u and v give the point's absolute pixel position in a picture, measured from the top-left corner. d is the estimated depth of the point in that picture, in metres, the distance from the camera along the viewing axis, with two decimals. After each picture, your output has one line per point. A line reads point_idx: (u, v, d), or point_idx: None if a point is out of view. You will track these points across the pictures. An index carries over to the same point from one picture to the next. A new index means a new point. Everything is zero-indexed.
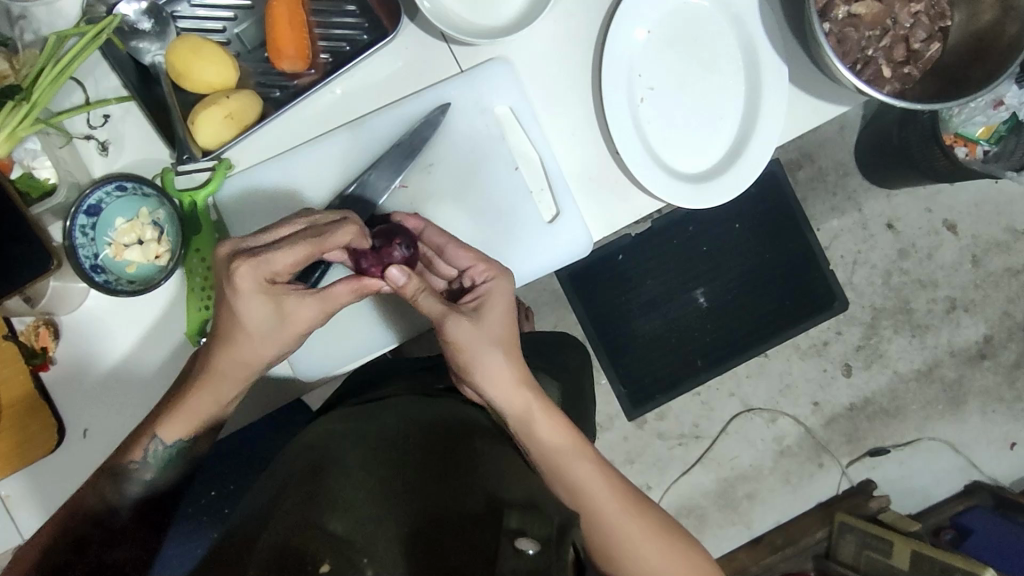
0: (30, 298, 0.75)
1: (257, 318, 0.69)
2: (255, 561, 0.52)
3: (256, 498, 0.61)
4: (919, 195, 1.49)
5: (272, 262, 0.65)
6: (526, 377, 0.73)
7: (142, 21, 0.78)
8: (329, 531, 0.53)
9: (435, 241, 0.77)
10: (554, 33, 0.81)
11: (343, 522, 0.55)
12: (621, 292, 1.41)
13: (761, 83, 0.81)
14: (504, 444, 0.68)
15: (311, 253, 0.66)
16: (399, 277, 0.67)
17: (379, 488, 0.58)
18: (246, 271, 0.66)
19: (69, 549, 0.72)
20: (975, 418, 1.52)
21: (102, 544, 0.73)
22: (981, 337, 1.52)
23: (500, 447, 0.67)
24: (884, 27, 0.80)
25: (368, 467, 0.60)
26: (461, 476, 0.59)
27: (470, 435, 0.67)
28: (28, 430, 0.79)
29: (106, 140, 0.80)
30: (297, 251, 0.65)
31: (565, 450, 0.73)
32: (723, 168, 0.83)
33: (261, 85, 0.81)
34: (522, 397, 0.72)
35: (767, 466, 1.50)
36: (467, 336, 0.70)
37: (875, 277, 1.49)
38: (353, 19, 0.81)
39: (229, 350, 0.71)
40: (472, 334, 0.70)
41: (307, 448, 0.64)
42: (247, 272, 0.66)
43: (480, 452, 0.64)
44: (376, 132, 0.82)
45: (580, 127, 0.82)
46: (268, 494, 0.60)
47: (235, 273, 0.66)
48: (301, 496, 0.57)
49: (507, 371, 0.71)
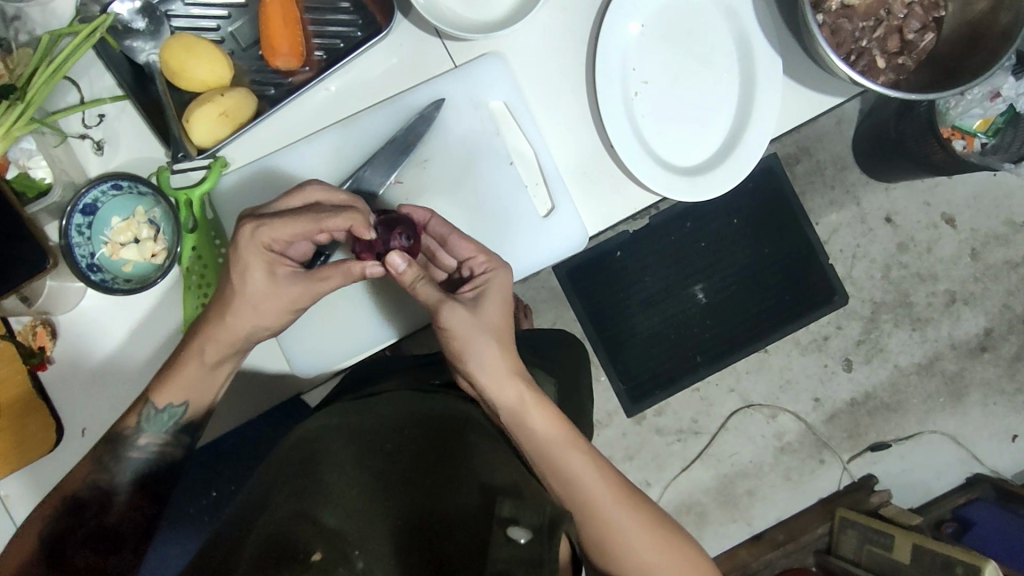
0: (26, 298, 0.75)
1: (255, 292, 0.71)
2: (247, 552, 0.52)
3: (249, 491, 0.62)
4: (917, 189, 1.49)
5: (270, 227, 0.68)
6: (518, 367, 0.72)
7: (136, 20, 0.78)
8: (321, 524, 0.54)
9: (439, 231, 0.77)
10: (548, 28, 0.81)
11: (334, 515, 0.55)
12: (620, 288, 1.41)
13: (755, 75, 0.81)
14: (497, 439, 0.68)
15: (309, 227, 0.68)
16: (398, 264, 0.67)
17: (373, 483, 0.59)
18: (246, 233, 0.69)
19: (69, 513, 0.73)
20: (976, 411, 1.52)
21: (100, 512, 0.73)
22: (981, 330, 1.52)
23: (494, 441, 0.68)
24: (878, 18, 0.80)
25: (361, 461, 0.60)
26: (455, 467, 0.60)
27: (465, 428, 0.67)
28: (26, 429, 0.80)
29: (101, 139, 0.80)
30: (296, 223, 0.68)
31: (558, 444, 0.71)
32: (718, 162, 0.83)
33: (256, 83, 0.81)
34: (515, 387, 0.71)
35: (767, 462, 1.50)
36: (463, 324, 0.70)
37: (874, 271, 1.49)
38: (347, 16, 0.81)
39: (224, 335, 0.73)
40: (468, 322, 0.71)
41: (300, 441, 0.64)
42: (247, 233, 0.69)
43: (474, 443, 0.64)
44: (370, 129, 0.82)
45: (575, 122, 0.82)
46: (261, 486, 0.61)
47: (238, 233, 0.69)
48: (292, 488, 0.57)
49: (499, 359, 0.71)
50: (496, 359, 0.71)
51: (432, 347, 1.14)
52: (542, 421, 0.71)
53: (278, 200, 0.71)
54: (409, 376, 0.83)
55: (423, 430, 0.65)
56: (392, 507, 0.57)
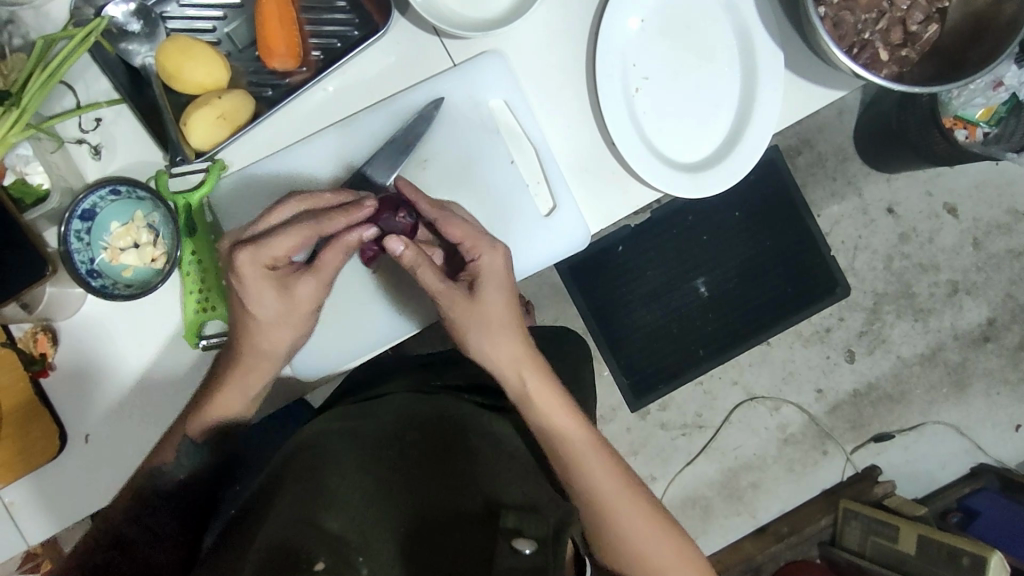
0: (27, 304, 0.75)
1: (268, 308, 0.72)
2: (249, 562, 0.51)
3: (257, 492, 0.62)
4: (919, 178, 1.48)
5: (271, 247, 0.68)
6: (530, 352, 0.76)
7: (131, 22, 0.77)
8: (325, 529, 0.53)
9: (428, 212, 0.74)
10: (548, 26, 0.80)
11: (339, 521, 0.54)
12: (622, 283, 1.40)
13: (757, 69, 0.80)
14: (503, 441, 0.68)
15: (310, 233, 0.69)
16: (396, 246, 0.68)
17: (376, 489, 0.58)
18: (246, 259, 0.68)
19: (108, 547, 0.67)
20: (979, 400, 1.52)
21: (143, 541, 0.68)
22: (984, 320, 1.51)
23: (498, 443, 0.67)
24: (881, 10, 0.80)
25: (365, 467, 0.60)
26: (459, 475, 0.59)
27: (470, 430, 0.67)
28: (28, 434, 0.79)
29: (98, 143, 0.79)
30: (296, 234, 0.68)
31: (565, 431, 0.74)
32: (721, 157, 0.82)
33: (253, 84, 0.81)
34: (522, 373, 0.75)
35: (772, 455, 1.50)
36: (472, 315, 0.73)
37: (877, 263, 1.49)
38: (344, 16, 0.80)
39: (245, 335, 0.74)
40: (470, 307, 0.73)
41: (305, 445, 0.64)
42: (247, 259, 0.68)
43: (480, 446, 0.64)
44: (369, 130, 0.81)
45: (575, 118, 0.81)
46: (266, 489, 0.60)
47: (235, 260, 0.68)
48: (299, 492, 0.57)
49: (508, 347, 0.74)
50: (499, 347, 0.74)
51: (434, 345, 1.14)
52: (532, 390, 0.74)
53: (257, 223, 0.71)
54: (416, 377, 0.83)
55: (425, 433, 0.65)
56: (391, 512, 0.56)
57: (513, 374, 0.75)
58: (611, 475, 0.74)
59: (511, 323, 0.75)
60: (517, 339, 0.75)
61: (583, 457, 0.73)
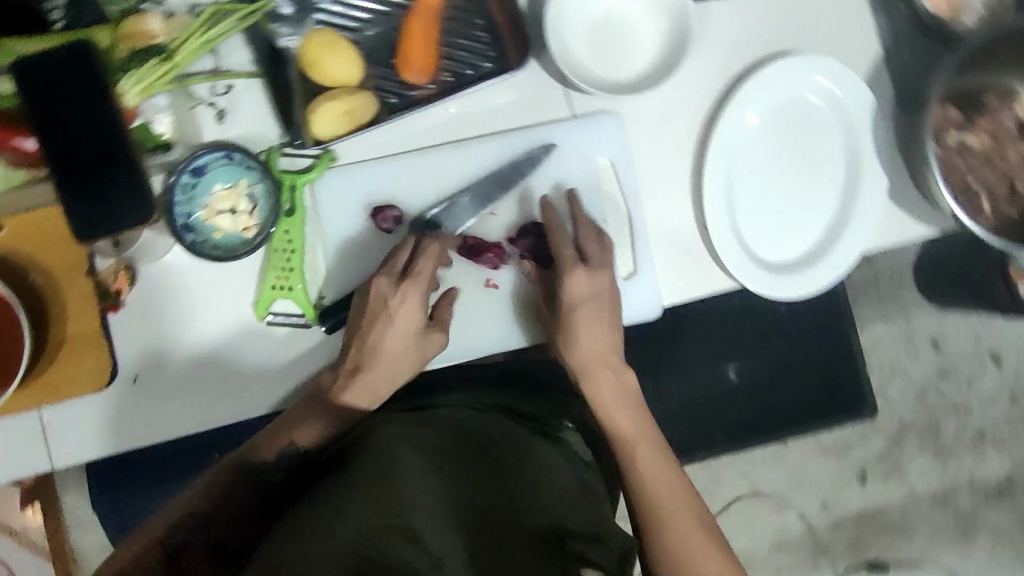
0: (120, 242, 0.80)
1: (400, 335, 0.77)
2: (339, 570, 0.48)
3: (318, 493, 0.58)
4: (969, 319, 1.48)
5: (424, 270, 0.78)
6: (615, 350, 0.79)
7: (286, 6, 0.83)
8: (415, 543, 0.52)
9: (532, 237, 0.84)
10: (670, 101, 0.83)
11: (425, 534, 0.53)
12: (659, 350, 1.41)
13: (859, 189, 0.82)
14: (549, 462, 0.72)
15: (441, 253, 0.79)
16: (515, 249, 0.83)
17: (449, 497, 0.58)
18: (409, 284, 0.77)
19: None
20: (980, 553, 1.50)
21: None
22: (1003, 474, 1.50)
23: (545, 463, 0.71)
24: (989, 160, 0.83)
25: (431, 474, 0.60)
26: (523, 493, 0.63)
27: (521, 449, 0.70)
28: (84, 362, 0.81)
29: (224, 108, 0.82)
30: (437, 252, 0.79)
31: (631, 437, 0.77)
32: (804, 263, 0.84)
33: (381, 88, 0.84)
34: (604, 375, 0.78)
35: (763, 556, 1.48)
36: (582, 311, 0.78)
37: (910, 392, 1.48)
38: (481, 46, 0.85)
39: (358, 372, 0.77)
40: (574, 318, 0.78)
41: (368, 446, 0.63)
42: (410, 284, 0.77)
43: (536, 474, 0.67)
44: (478, 157, 0.84)
45: (674, 193, 0.84)
46: (333, 489, 0.57)
47: (401, 289, 0.77)
48: (381, 499, 0.55)
49: (599, 344, 0.78)
50: (597, 339, 0.78)
51: None
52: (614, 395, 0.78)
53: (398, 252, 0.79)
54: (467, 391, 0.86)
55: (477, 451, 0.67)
56: (460, 516, 0.57)
57: (597, 376, 0.78)
58: (673, 491, 0.74)
59: (611, 328, 0.79)
60: (609, 341, 0.79)
61: (638, 467, 0.75)
